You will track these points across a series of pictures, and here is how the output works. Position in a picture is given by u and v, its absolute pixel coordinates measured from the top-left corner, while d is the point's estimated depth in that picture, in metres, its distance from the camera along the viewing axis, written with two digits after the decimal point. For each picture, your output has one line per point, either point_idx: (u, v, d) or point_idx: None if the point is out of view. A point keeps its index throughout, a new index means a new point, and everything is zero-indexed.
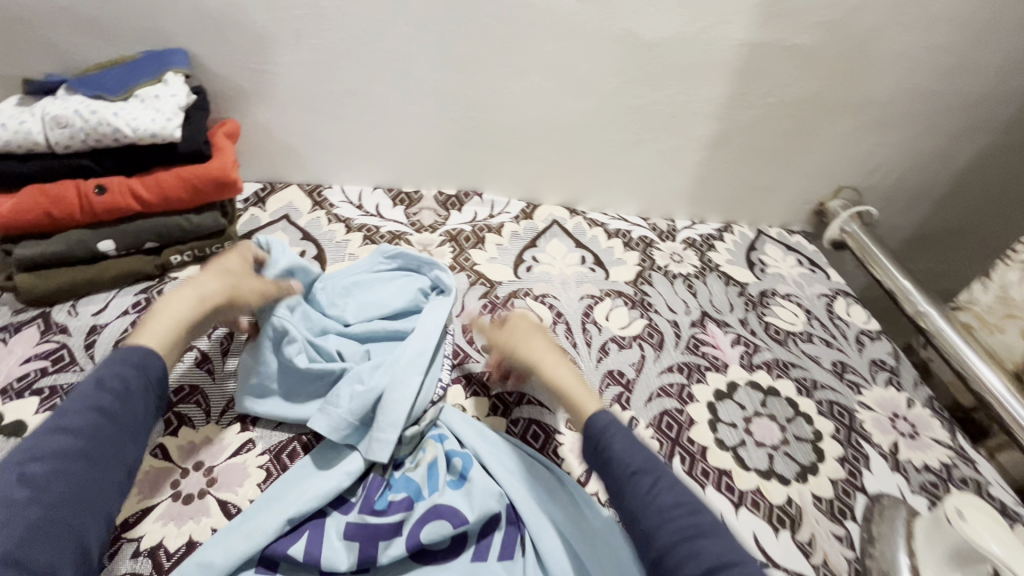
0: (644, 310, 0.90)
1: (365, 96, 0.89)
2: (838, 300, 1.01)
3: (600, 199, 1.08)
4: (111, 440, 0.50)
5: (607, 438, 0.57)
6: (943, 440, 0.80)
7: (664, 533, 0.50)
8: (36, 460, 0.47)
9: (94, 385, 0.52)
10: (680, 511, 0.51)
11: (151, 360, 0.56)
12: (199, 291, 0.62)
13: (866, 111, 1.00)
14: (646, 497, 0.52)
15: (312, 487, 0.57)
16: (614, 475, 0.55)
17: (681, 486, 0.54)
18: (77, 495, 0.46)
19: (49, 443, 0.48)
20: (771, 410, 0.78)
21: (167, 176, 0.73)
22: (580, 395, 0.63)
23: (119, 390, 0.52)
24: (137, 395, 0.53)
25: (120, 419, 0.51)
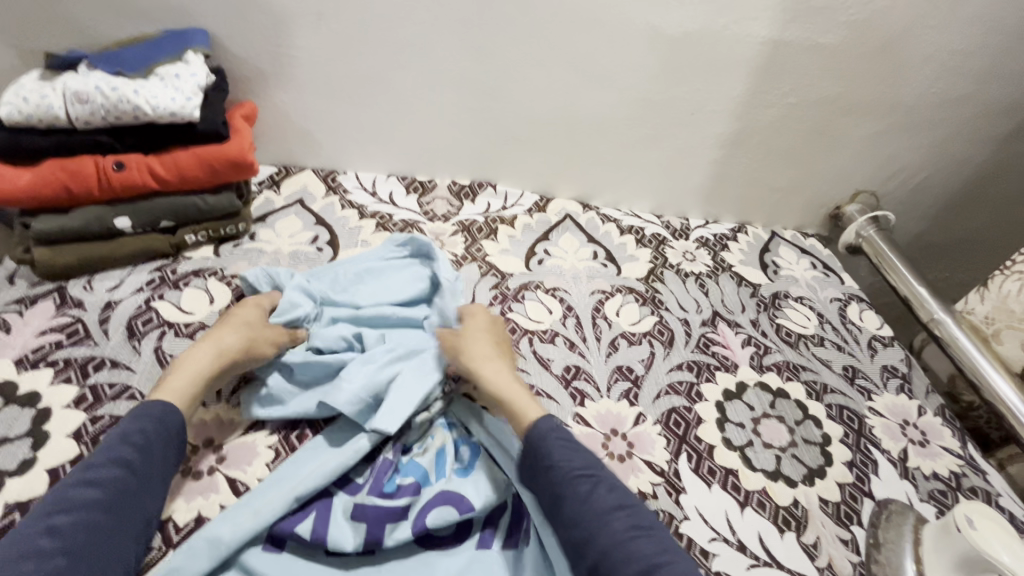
0: (655, 308, 0.89)
1: (385, 83, 0.89)
2: (851, 305, 1.00)
3: (614, 195, 1.07)
4: (133, 492, 0.50)
5: (548, 444, 0.58)
6: (953, 449, 0.79)
7: (605, 534, 0.51)
8: (58, 512, 0.47)
9: (117, 436, 0.52)
10: (620, 514, 0.52)
11: (168, 413, 0.55)
12: (217, 345, 0.62)
13: (887, 115, 0.99)
14: (586, 499, 0.53)
15: (320, 468, 0.57)
16: (551, 477, 0.56)
17: (620, 490, 0.55)
18: (98, 548, 0.46)
19: (74, 495, 0.48)
20: (780, 412, 0.78)
21: (185, 156, 0.73)
22: (522, 401, 0.63)
23: (139, 444, 0.52)
24: (157, 447, 0.53)
25: (141, 472, 0.51)
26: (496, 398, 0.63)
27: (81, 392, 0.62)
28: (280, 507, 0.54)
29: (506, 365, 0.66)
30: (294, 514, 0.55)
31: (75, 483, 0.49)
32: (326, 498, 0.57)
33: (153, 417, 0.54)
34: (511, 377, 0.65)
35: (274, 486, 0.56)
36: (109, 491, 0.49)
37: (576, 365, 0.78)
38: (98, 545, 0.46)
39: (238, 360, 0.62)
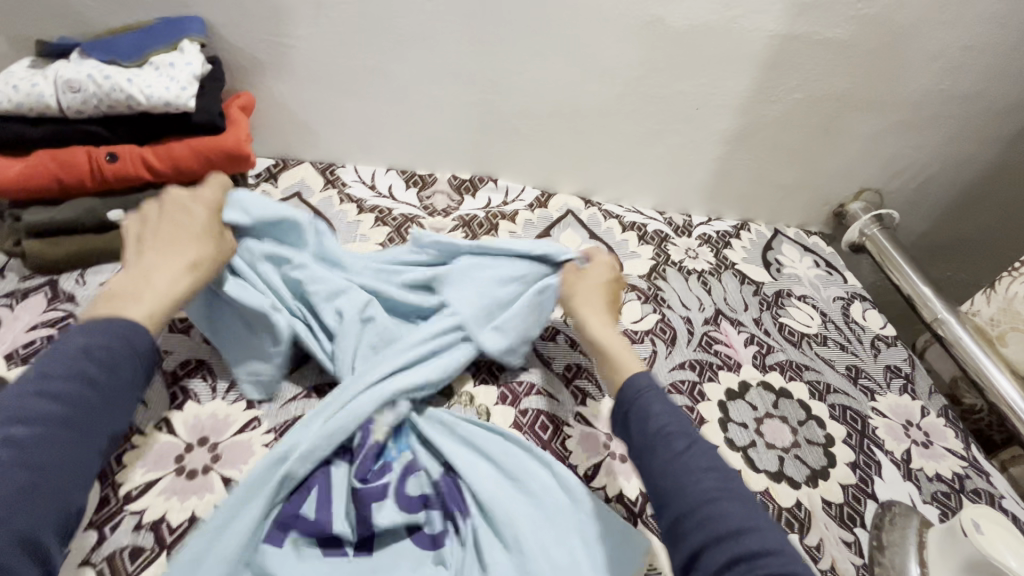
0: (657, 305, 0.88)
1: (385, 75, 0.87)
2: (854, 304, 0.99)
3: (616, 190, 1.06)
4: (96, 408, 0.47)
5: (644, 397, 0.57)
6: (956, 451, 0.78)
7: (695, 490, 0.50)
8: (9, 424, 0.43)
9: (78, 349, 0.48)
10: (713, 474, 0.51)
11: (136, 329, 0.51)
12: (183, 258, 0.58)
13: (893, 112, 0.98)
14: (679, 455, 0.52)
15: (306, 446, 0.57)
16: (641, 430, 0.55)
17: (716, 455, 0.53)
18: (60, 465, 0.43)
19: (29, 407, 0.44)
20: (783, 412, 0.77)
21: (180, 147, 0.72)
22: (623, 359, 0.63)
23: (106, 360, 0.48)
24: (125, 365, 0.49)
25: (105, 388, 0.48)
26: (601, 351, 0.64)
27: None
28: (274, 493, 0.55)
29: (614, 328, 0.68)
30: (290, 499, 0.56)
31: (27, 395, 0.44)
32: (319, 480, 0.57)
33: (120, 331, 0.50)
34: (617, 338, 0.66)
35: (266, 470, 0.55)
36: (68, 406, 0.45)
37: (577, 363, 0.76)
38: (58, 461, 0.43)
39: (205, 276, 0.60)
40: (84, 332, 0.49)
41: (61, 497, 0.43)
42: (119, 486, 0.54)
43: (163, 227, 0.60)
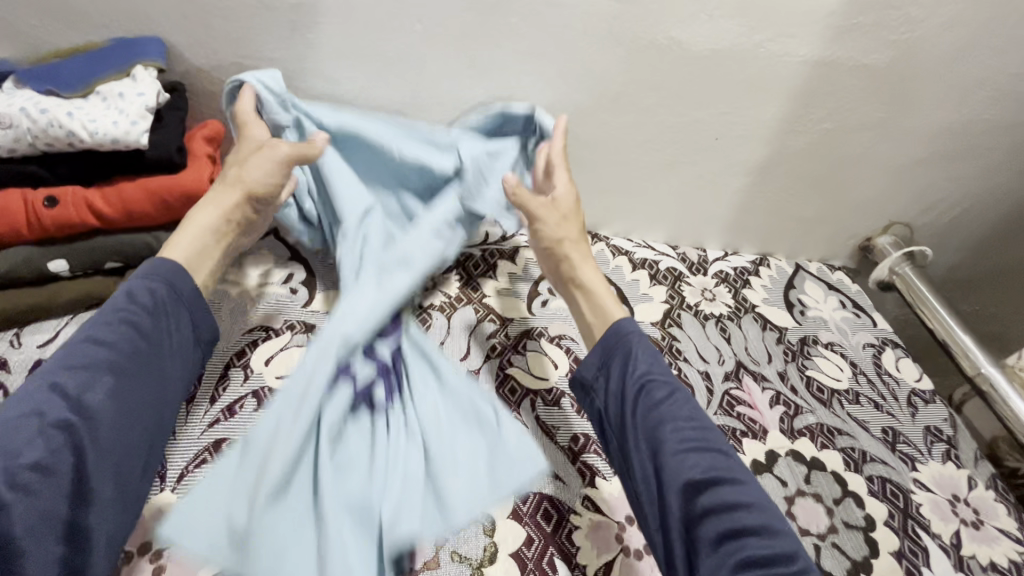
0: (673, 358, 0.79)
1: (372, 101, 0.78)
2: (886, 352, 0.90)
3: (625, 223, 0.97)
4: (144, 349, 0.52)
5: (628, 343, 0.60)
6: (1010, 532, 0.70)
7: (672, 438, 0.53)
8: (71, 368, 0.49)
9: (127, 296, 0.54)
10: (692, 425, 0.54)
11: (179, 272, 0.57)
12: (218, 204, 0.61)
13: (933, 141, 0.89)
14: (659, 403, 0.55)
15: (342, 337, 0.59)
16: (620, 378, 0.58)
17: (693, 405, 0.56)
18: (109, 404, 0.49)
19: (84, 352, 0.50)
20: (816, 488, 0.68)
21: (132, 189, 0.63)
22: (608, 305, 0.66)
23: (147, 304, 0.54)
24: (166, 308, 0.55)
25: (152, 332, 0.53)
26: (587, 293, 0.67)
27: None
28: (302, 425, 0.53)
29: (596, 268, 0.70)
30: (333, 382, 0.58)
31: (84, 341, 0.51)
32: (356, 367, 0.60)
33: (165, 277, 0.56)
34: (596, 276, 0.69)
35: (319, 356, 0.57)
36: (120, 350, 0.51)
37: (585, 435, 0.67)
38: (110, 402, 0.49)
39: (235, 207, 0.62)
40: (133, 280, 0.55)
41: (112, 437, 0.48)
42: None
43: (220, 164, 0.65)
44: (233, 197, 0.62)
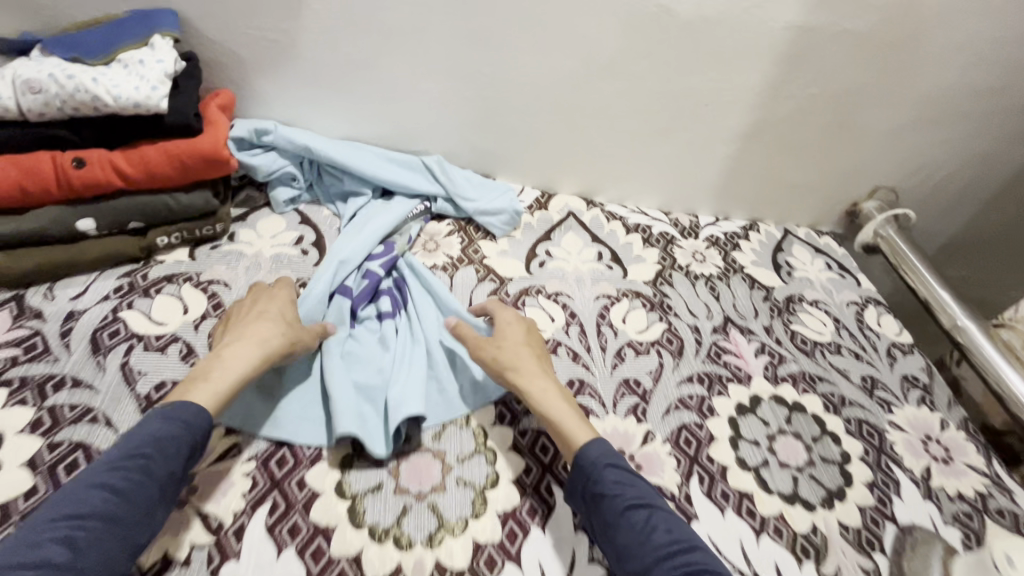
0: (663, 313, 0.84)
1: (375, 71, 0.82)
2: (868, 309, 0.95)
3: (619, 190, 1.01)
4: (147, 507, 0.46)
5: (599, 472, 0.55)
6: (978, 467, 0.74)
7: (660, 572, 0.49)
8: (69, 523, 0.42)
9: (148, 437, 0.48)
10: (677, 548, 0.50)
11: (199, 412, 0.51)
12: (262, 342, 0.58)
13: (916, 106, 0.92)
14: (641, 533, 0.51)
15: (346, 251, 0.76)
16: (598, 508, 0.54)
17: (677, 526, 0.52)
18: (106, 558, 0.43)
19: (88, 498, 0.44)
20: (797, 428, 0.73)
21: (154, 152, 0.67)
22: (569, 424, 0.60)
23: (161, 444, 0.48)
24: (180, 449, 0.49)
25: (155, 487, 0.47)
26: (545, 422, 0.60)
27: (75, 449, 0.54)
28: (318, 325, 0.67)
29: (554, 386, 0.64)
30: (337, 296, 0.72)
31: (84, 490, 0.44)
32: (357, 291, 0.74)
33: (185, 414, 0.51)
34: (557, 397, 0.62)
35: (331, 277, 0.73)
36: (125, 503, 0.45)
37: (580, 379, 0.72)
38: (100, 563, 0.42)
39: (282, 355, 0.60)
40: (153, 420, 0.49)
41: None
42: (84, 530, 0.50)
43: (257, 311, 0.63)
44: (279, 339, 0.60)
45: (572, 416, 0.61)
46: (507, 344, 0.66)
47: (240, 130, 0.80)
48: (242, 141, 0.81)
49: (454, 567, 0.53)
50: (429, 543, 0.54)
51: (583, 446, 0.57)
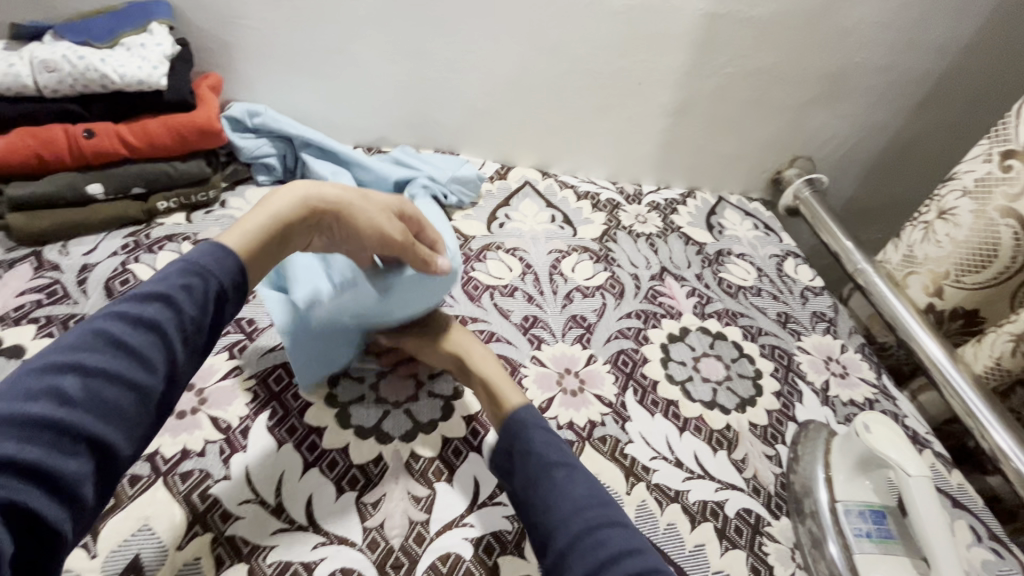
0: (608, 264, 0.97)
1: (348, 55, 0.93)
2: (787, 260, 1.09)
3: (571, 162, 1.14)
4: (162, 358, 0.46)
5: (528, 432, 0.60)
6: (869, 379, 0.89)
7: (576, 519, 0.52)
8: (83, 359, 0.42)
9: (164, 288, 0.48)
10: (593, 503, 0.54)
11: (221, 269, 0.52)
12: (315, 193, 0.62)
13: (820, 82, 1.07)
14: (563, 486, 0.55)
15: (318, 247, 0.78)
16: (524, 463, 0.58)
17: (594, 483, 0.57)
18: (112, 397, 0.43)
19: (98, 338, 0.44)
20: (718, 352, 0.86)
21: (155, 124, 0.77)
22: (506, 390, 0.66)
23: (177, 291, 0.48)
24: (198, 298, 0.49)
25: (169, 336, 0.47)
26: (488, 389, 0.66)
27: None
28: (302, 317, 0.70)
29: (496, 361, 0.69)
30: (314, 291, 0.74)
31: (97, 332, 0.44)
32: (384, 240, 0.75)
33: (204, 269, 0.51)
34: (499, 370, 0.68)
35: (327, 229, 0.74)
36: (140, 348, 0.45)
37: (534, 315, 0.84)
38: (114, 403, 0.42)
39: (326, 213, 0.62)
40: (174, 270, 0.50)
41: (99, 440, 0.41)
42: None
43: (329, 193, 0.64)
44: (332, 194, 0.62)
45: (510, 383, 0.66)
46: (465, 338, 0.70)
47: (234, 115, 0.89)
48: (236, 125, 0.90)
49: (426, 455, 0.64)
50: (406, 438, 0.65)
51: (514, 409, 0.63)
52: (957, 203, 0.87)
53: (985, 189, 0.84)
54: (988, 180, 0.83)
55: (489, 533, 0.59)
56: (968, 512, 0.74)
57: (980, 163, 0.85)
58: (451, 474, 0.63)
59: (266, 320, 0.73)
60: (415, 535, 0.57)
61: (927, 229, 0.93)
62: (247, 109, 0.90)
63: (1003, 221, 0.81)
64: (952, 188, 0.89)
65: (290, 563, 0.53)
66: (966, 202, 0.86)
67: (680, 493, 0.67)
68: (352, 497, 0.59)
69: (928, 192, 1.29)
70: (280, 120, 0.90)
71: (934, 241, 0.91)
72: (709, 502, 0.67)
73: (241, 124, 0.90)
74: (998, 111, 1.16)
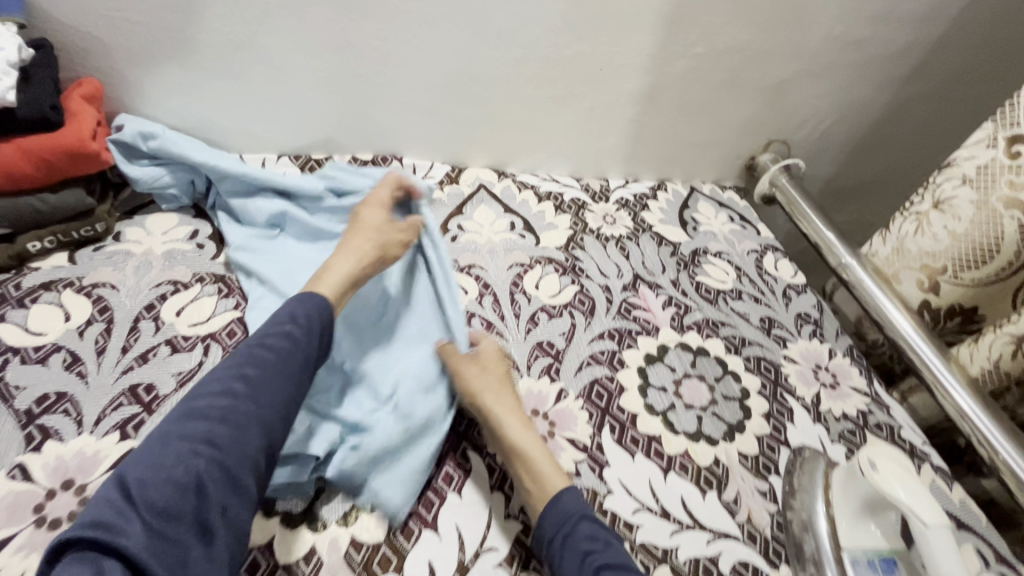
0: (576, 276, 0.87)
1: (260, 51, 0.79)
2: (767, 256, 1.01)
3: (529, 160, 1.03)
4: (297, 365, 0.55)
5: (573, 526, 0.54)
6: (861, 388, 0.82)
7: None
8: (247, 365, 0.52)
9: (288, 316, 0.57)
10: None
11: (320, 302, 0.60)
12: (359, 251, 0.68)
13: (796, 60, 0.98)
14: None
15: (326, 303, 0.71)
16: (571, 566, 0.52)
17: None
18: (248, 405, 0.50)
19: (251, 354, 0.54)
20: (701, 371, 0.78)
21: (9, 151, 0.62)
22: (546, 469, 0.58)
23: (300, 322, 0.57)
24: (315, 325, 0.58)
25: (290, 356, 0.54)
26: (523, 463, 0.59)
27: (6, 470, 0.52)
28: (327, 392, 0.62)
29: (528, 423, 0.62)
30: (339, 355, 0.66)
31: (255, 342, 0.55)
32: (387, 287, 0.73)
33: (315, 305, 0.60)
34: (535, 440, 0.61)
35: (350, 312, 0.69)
36: (280, 356, 0.54)
37: None
38: (272, 398, 0.52)
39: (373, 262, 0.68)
40: (290, 304, 0.59)
41: (265, 429, 0.50)
42: None
43: (348, 230, 0.71)
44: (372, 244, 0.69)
45: (548, 459, 0.59)
46: (489, 375, 0.65)
47: (117, 138, 0.73)
48: (125, 149, 0.74)
49: (370, 541, 0.54)
50: (344, 521, 0.54)
51: (559, 496, 0.56)
52: (955, 192, 0.81)
53: (988, 177, 0.77)
54: (991, 167, 0.77)
55: None
56: (973, 533, 0.68)
57: (984, 149, 0.78)
58: (401, 562, 0.53)
59: (170, 383, 0.61)
60: None
61: (920, 221, 0.86)
62: (135, 131, 0.74)
63: (1008, 214, 0.75)
64: (949, 176, 0.82)
65: None
66: (966, 192, 0.79)
67: (668, 551, 0.59)
68: None
69: (906, 169, 1.23)
70: (177, 145, 0.76)
71: (930, 234, 0.85)
72: (701, 559, 0.59)
73: (133, 150, 0.75)
74: (997, 95, 1.12)
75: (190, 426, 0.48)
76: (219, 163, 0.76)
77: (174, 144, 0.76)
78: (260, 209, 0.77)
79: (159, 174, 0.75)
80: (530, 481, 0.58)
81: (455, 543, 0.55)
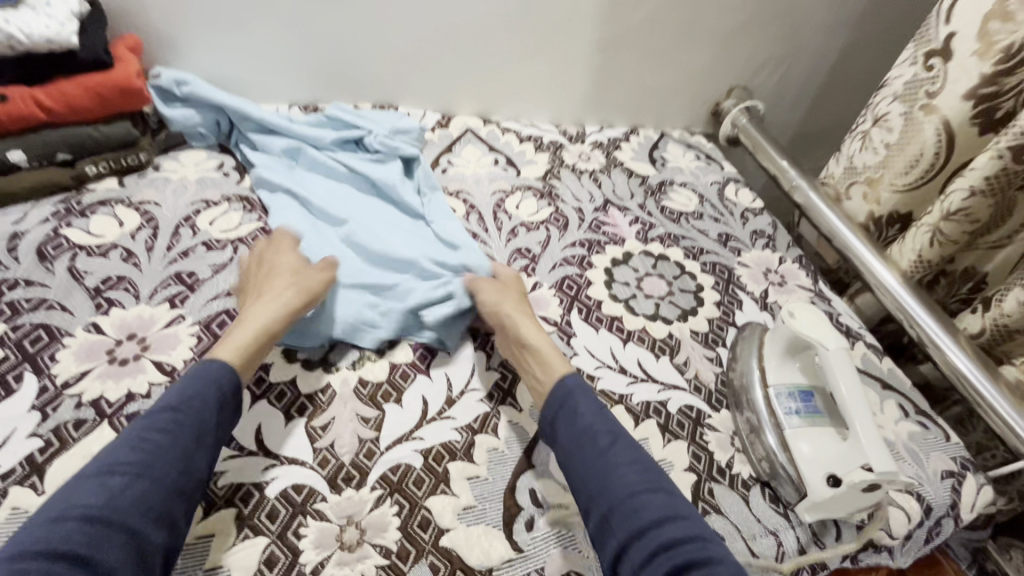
0: (552, 200, 0.98)
1: (270, 9, 0.92)
2: (728, 186, 1.12)
3: (512, 109, 1.15)
4: (177, 457, 0.50)
5: (575, 398, 0.61)
6: (806, 286, 0.93)
7: (620, 486, 0.54)
8: (108, 471, 0.48)
9: (175, 397, 0.53)
10: (635, 468, 0.56)
11: (220, 370, 0.57)
12: (270, 300, 0.64)
13: (747, 7, 1.09)
14: (607, 454, 0.57)
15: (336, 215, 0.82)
16: (569, 430, 0.60)
17: (636, 447, 0.59)
18: (116, 512, 0.46)
19: (123, 452, 0.49)
20: (660, 271, 0.89)
21: (72, 88, 0.75)
22: (552, 356, 0.66)
23: (189, 402, 0.53)
24: (203, 404, 0.54)
25: (173, 445, 0.50)
26: (535, 350, 0.66)
27: (83, 326, 0.65)
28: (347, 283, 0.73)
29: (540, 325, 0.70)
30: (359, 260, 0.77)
31: (132, 436, 0.50)
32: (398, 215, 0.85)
33: (209, 379, 0.56)
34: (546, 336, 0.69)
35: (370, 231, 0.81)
36: (157, 451, 0.50)
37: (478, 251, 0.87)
38: (140, 504, 0.47)
39: (295, 308, 0.65)
40: (181, 382, 0.55)
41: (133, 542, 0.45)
42: (56, 378, 0.60)
43: (258, 283, 0.68)
44: (281, 289, 0.66)
45: (556, 350, 0.67)
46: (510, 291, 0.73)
47: (158, 85, 0.87)
48: (163, 94, 0.88)
49: (374, 380, 0.66)
50: (354, 366, 0.67)
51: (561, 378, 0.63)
52: (889, 108, 0.91)
53: (911, 91, 0.87)
54: (915, 81, 0.86)
55: (439, 443, 0.61)
56: (897, 392, 0.79)
57: (907, 68, 0.88)
58: (400, 395, 0.65)
59: (208, 271, 0.73)
60: (366, 450, 0.59)
61: (863, 138, 0.97)
62: (172, 78, 0.87)
63: (926, 119, 0.84)
64: (883, 95, 0.92)
65: (242, 485, 0.55)
66: (896, 106, 0.89)
67: (624, 396, 0.70)
68: (301, 423, 0.61)
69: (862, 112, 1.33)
70: (204, 90, 0.88)
71: (871, 148, 0.95)
72: (652, 402, 0.70)
73: (169, 95, 0.88)
74: None
75: (27, 554, 0.42)
76: (243, 110, 0.89)
77: (201, 89, 0.88)
78: (281, 146, 0.89)
79: (188, 115, 0.88)
80: (540, 367, 0.65)
81: (444, 383, 0.67)
